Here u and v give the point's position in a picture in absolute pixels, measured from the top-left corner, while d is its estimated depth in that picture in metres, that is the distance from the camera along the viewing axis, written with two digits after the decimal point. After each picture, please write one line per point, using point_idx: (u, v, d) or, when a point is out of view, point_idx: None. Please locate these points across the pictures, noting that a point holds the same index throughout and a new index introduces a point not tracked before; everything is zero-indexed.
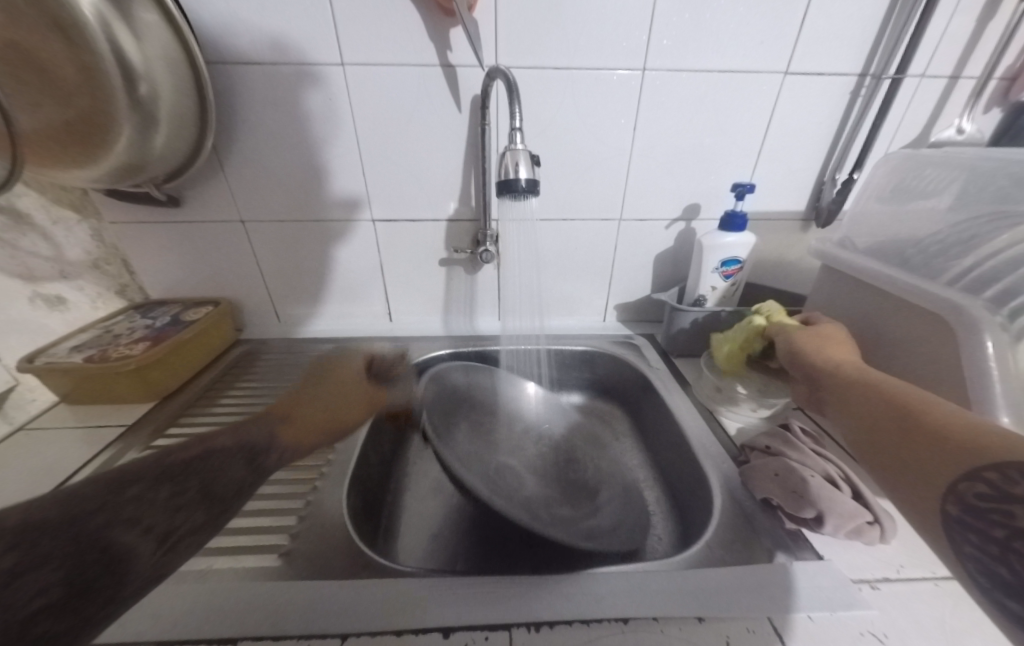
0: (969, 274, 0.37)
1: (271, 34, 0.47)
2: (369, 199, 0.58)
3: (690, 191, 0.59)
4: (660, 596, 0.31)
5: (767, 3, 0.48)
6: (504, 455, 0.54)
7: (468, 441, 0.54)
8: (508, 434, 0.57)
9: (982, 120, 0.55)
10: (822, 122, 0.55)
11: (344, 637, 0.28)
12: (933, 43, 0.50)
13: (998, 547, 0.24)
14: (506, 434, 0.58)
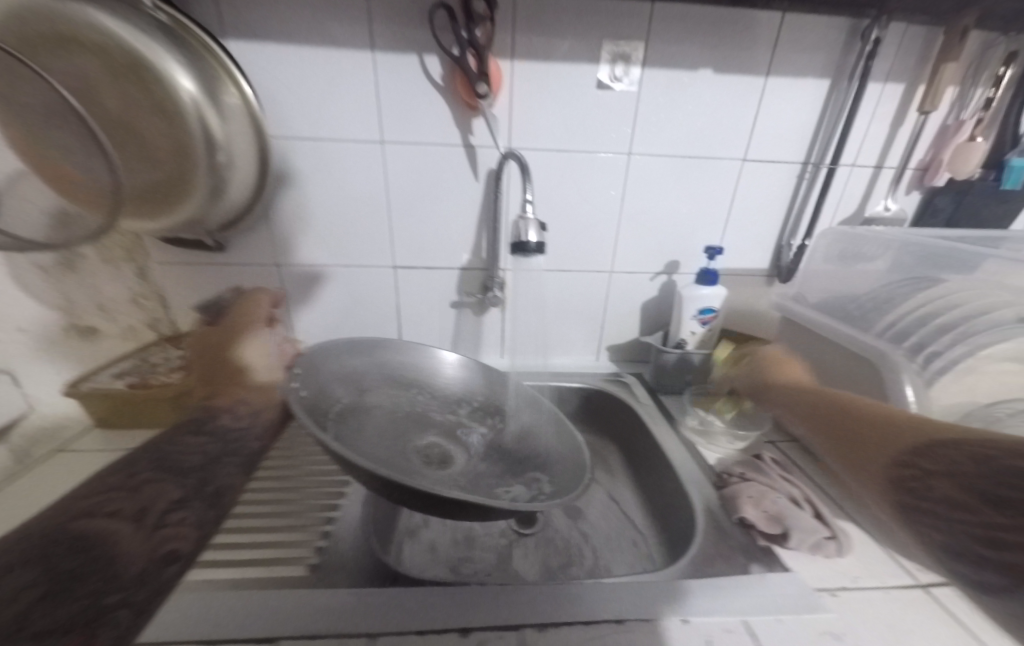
0: (895, 327, 0.46)
1: (324, 117, 0.57)
2: (393, 249, 0.66)
3: (670, 250, 0.69)
4: (653, 602, 0.35)
5: (725, 108, 0.60)
6: (425, 432, 0.55)
7: (374, 418, 0.53)
8: (393, 397, 0.56)
9: (905, 200, 0.67)
10: (777, 197, 0.66)
11: (372, 636, 0.32)
12: (858, 141, 0.63)
13: None
14: (424, 394, 0.57)
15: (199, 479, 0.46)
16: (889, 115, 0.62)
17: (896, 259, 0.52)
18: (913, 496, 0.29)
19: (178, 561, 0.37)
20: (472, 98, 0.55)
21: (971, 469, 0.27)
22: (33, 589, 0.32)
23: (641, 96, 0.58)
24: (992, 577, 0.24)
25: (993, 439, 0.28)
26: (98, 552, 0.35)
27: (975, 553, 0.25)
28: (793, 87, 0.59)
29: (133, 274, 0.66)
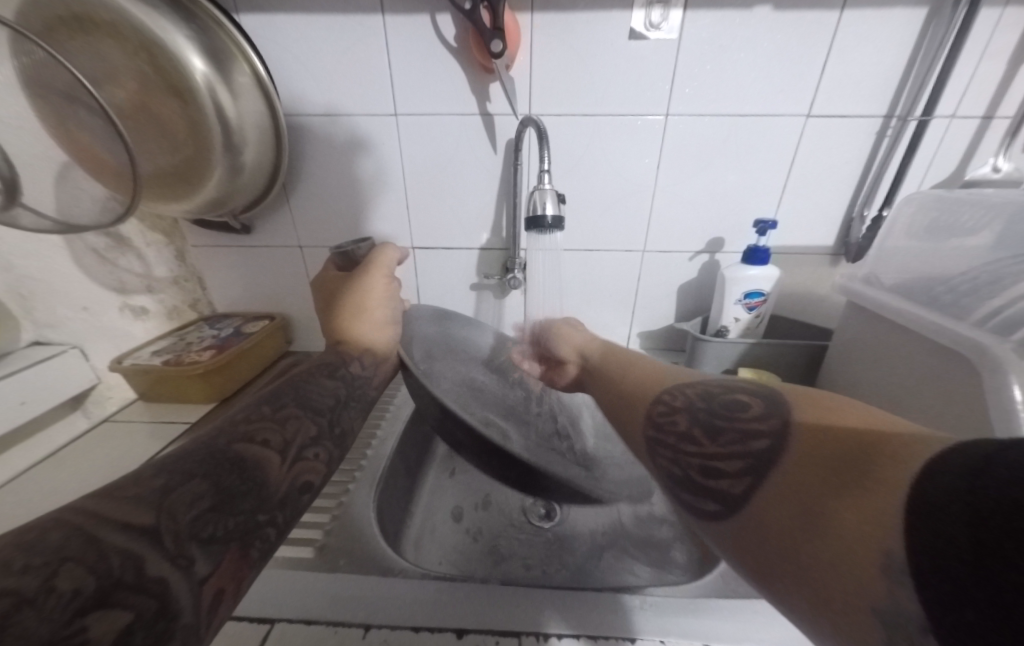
0: (999, 313, 0.37)
1: (337, 91, 0.55)
2: (411, 229, 0.64)
3: (713, 225, 0.61)
4: (670, 620, 0.31)
5: (785, 53, 0.51)
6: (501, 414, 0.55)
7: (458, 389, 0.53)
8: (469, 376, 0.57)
9: (1021, 158, 0.54)
10: (848, 160, 0.56)
11: (365, 628, 0.31)
12: (961, 85, 0.51)
13: (771, 530, 0.20)
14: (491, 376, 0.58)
15: (328, 416, 0.38)
16: (1007, 49, 0.49)
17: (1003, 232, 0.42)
18: (657, 430, 0.29)
19: (310, 491, 0.32)
20: (487, 59, 0.50)
21: (697, 410, 0.28)
22: (199, 492, 0.25)
23: (682, 46, 0.51)
24: (727, 485, 0.22)
25: (738, 385, 0.28)
26: (253, 471, 0.29)
27: (692, 480, 0.25)
28: (876, 21, 0.49)
29: (173, 257, 0.69)
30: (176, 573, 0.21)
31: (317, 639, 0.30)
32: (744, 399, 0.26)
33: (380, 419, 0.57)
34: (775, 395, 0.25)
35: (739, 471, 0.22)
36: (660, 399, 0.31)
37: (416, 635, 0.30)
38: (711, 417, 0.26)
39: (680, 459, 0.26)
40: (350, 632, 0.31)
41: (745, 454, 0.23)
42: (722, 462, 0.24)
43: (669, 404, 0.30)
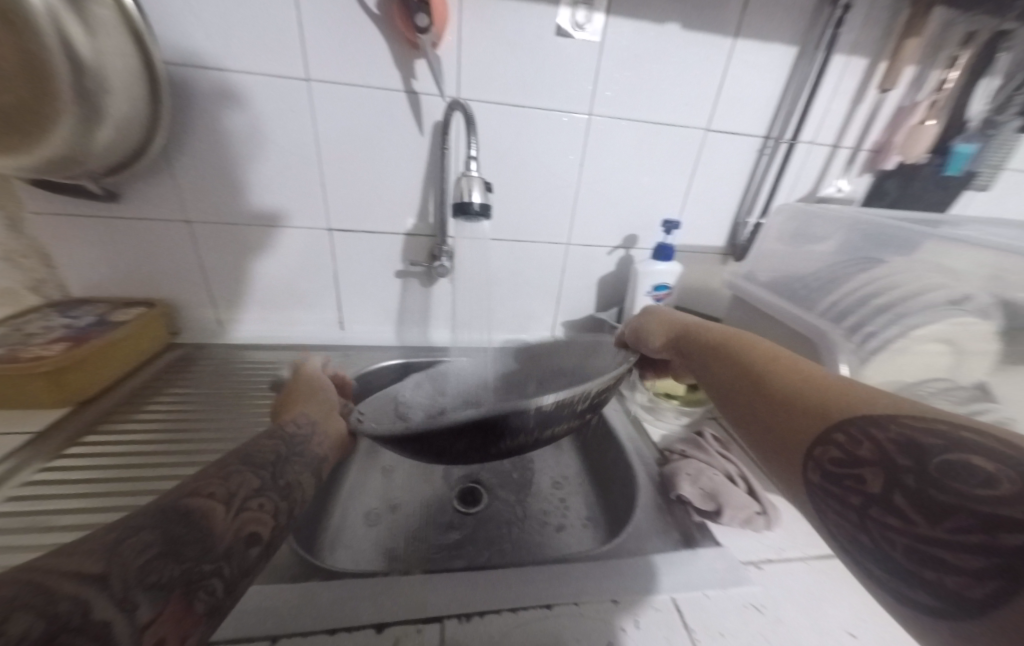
0: (837, 306, 0.46)
1: (234, 42, 0.47)
2: (327, 209, 0.59)
3: (628, 223, 0.66)
4: (584, 583, 0.34)
5: (690, 70, 0.56)
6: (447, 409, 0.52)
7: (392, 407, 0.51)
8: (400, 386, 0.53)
9: (856, 182, 0.68)
10: (737, 172, 0.64)
11: (274, 638, 0.29)
12: (819, 118, 0.62)
13: (856, 516, 0.23)
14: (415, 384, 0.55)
15: (276, 465, 0.31)
16: (850, 91, 0.60)
17: (846, 239, 0.51)
18: (826, 474, 0.24)
19: (260, 544, 0.26)
20: (411, 33, 0.47)
21: (896, 458, 0.22)
22: (143, 541, 0.21)
23: (604, 49, 0.53)
24: (960, 584, 0.18)
25: (941, 419, 0.21)
26: (200, 524, 0.23)
27: (886, 554, 0.21)
28: (760, 53, 0.56)
29: (3, 226, 0.54)
30: (119, 620, 0.18)
31: None
32: (973, 456, 0.19)
33: None
34: (1021, 457, 0.18)
35: (970, 570, 0.18)
36: (829, 430, 0.25)
37: (333, 636, 0.29)
38: (921, 478, 0.21)
39: (869, 524, 0.22)
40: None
41: (991, 550, 0.18)
42: (944, 551, 0.19)
43: (843, 442, 0.24)
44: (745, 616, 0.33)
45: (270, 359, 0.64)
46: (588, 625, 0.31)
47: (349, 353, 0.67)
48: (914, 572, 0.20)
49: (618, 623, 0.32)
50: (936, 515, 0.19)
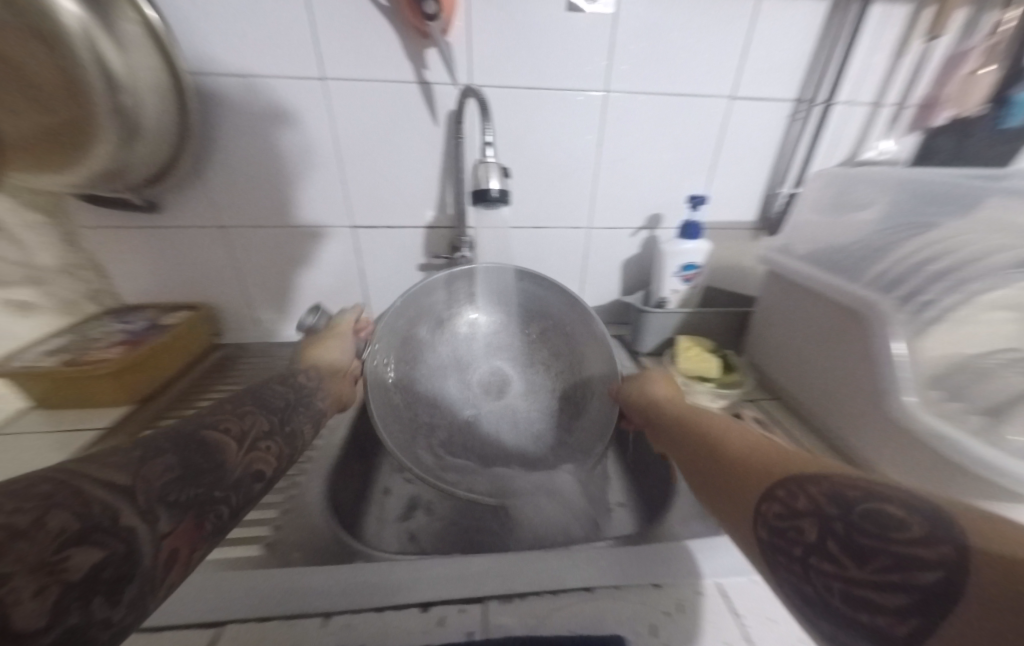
0: (886, 274, 0.43)
1: (255, 47, 0.49)
2: (349, 207, 0.60)
3: (652, 202, 0.64)
4: (624, 566, 0.34)
5: (712, 35, 0.53)
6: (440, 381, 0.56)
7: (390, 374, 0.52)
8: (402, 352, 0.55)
9: (901, 142, 0.63)
10: (767, 141, 0.61)
11: (326, 617, 0.30)
12: (856, 76, 0.57)
13: (799, 565, 0.22)
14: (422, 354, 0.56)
15: (280, 414, 0.36)
16: (891, 42, 0.56)
17: (896, 201, 0.46)
18: (771, 529, 0.23)
19: (263, 480, 0.30)
20: (422, 22, 0.47)
21: (827, 507, 0.22)
22: (166, 465, 0.25)
23: (619, 22, 0.51)
24: (886, 624, 0.18)
25: (862, 477, 0.22)
26: (215, 453, 0.28)
27: (834, 609, 0.20)
28: (789, 9, 0.53)
29: (60, 241, 0.58)
30: (143, 524, 0.22)
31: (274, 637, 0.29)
32: (888, 504, 0.20)
33: None
34: (931, 509, 0.19)
35: (905, 610, 0.17)
36: (772, 487, 0.25)
37: (381, 616, 0.30)
38: (848, 526, 0.21)
39: (811, 575, 0.21)
40: (310, 624, 0.29)
41: (909, 588, 0.18)
42: (872, 593, 0.19)
43: (783, 496, 0.24)
44: None
45: None
46: (630, 607, 0.31)
47: None
48: (849, 615, 0.19)
49: (661, 606, 0.31)
50: (863, 557, 0.19)
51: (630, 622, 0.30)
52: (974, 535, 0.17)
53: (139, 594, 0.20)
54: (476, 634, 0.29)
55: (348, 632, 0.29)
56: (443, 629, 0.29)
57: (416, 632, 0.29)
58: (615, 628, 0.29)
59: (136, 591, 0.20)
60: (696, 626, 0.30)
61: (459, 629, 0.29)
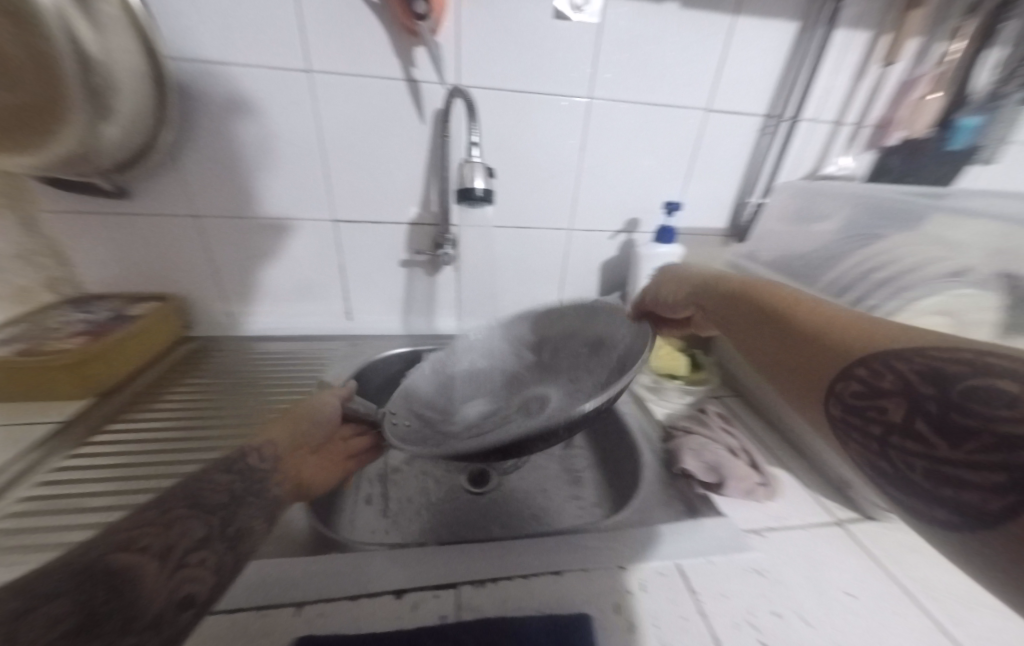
0: (838, 282, 0.47)
1: (235, 33, 0.48)
2: (330, 200, 0.59)
3: (630, 207, 0.66)
4: (591, 551, 0.36)
5: (690, 50, 0.56)
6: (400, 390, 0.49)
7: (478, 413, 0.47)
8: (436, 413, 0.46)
9: (859, 160, 0.67)
10: (738, 153, 0.64)
11: (298, 605, 0.30)
12: (821, 95, 0.61)
13: (877, 443, 0.24)
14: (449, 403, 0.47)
15: (222, 513, 0.29)
16: (852, 65, 0.60)
17: (851, 217, 0.50)
18: (847, 407, 0.26)
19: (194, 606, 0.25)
20: (410, 21, 0.48)
21: (920, 387, 0.22)
22: (55, 621, 0.20)
23: (602, 31, 0.53)
24: (978, 501, 0.19)
25: (967, 347, 0.21)
26: (125, 589, 0.23)
27: (919, 482, 0.22)
28: (761, 29, 0.56)
29: (18, 226, 0.55)
30: None
31: (246, 625, 0.29)
32: (998, 381, 0.19)
33: (303, 404, 0.55)
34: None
35: (992, 485, 0.19)
36: (850, 365, 0.26)
37: (354, 603, 0.31)
38: (944, 407, 0.21)
39: (891, 453, 0.23)
40: (281, 611, 0.30)
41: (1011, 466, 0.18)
42: (966, 471, 0.20)
43: (866, 375, 0.25)
44: (746, 579, 0.35)
45: (281, 350, 0.66)
46: (596, 588, 0.33)
47: (357, 342, 0.69)
48: (934, 489, 0.21)
49: (625, 587, 0.33)
50: (959, 438, 0.20)
51: (595, 601, 0.32)
52: None
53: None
54: (449, 617, 0.30)
55: (321, 619, 0.29)
56: (416, 614, 0.30)
57: (390, 618, 0.30)
58: (581, 607, 0.31)
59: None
60: (656, 604, 0.32)
61: (431, 614, 0.30)
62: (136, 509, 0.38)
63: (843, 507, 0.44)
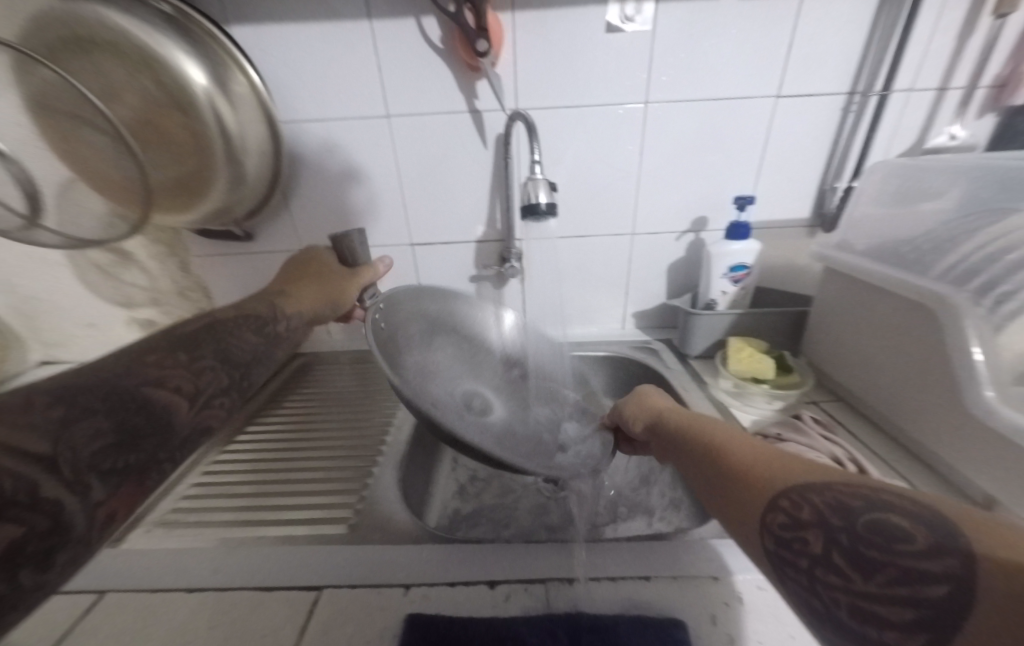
0: (959, 266, 0.41)
1: (328, 94, 0.56)
2: (408, 226, 0.66)
3: (696, 206, 0.64)
4: (679, 557, 0.35)
5: (753, 39, 0.54)
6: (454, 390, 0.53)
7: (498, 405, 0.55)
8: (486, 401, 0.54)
9: (975, 125, 0.59)
10: (819, 136, 0.60)
11: (405, 588, 0.34)
12: (916, 61, 0.55)
13: (806, 578, 0.20)
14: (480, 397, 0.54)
15: (241, 371, 0.40)
16: (955, 23, 0.53)
17: (970, 192, 0.44)
18: (776, 542, 0.22)
19: (209, 435, 0.35)
20: (473, 58, 0.53)
21: (831, 517, 0.21)
22: (102, 430, 0.28)
23: (657, 37, 0.54)
24: (900, 644, 0.16)
25: (871, 485, 0.21)
26: (160, 415, 0.31)
27: (842, 624, 0.19)
28: (834, 3, 0.52)
29: (177, 268, 0.70)
30: (72, 494, 0.24)
31: (364, 601, 0.33)
32: (893, 516, 0.19)
33: (394, 412, 0.60)
34: (930, 511, 0.19)
35: (905, 625, 0.17)
36: (774, 496, 0.23)
37: (451, 590, 0.33)
38: (855, 540, 0.20)
39: (815, 585, 0.20)
40: (391, 592, 0.34)
41: (918, 603, 0.17)
42: (882, 611, 0.17)
43: (787, 508, 0.23)
44: None
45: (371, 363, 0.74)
46: (687, 595, 0.32)
47: None
48: (855, 632, 0.18)
49: (719, 597, 0.32)
50: (869, 569, 0.18)
51: (687, 609, 0.31)
52: (974, 540, 0.17)
53: (74, 556, 0.23)
54: (539, 611, 0.32)
55: (424, 602, 0.33)
56: (508, 605, 0.32)
57: (484, 606, 0.32)
58: (671, 613, 0.31)
59: (70, 554, 0.23)
60: (756, 617, 0.30)
61: (522, 606, 0.32)
62: (269, 497, 0.46)
63: None
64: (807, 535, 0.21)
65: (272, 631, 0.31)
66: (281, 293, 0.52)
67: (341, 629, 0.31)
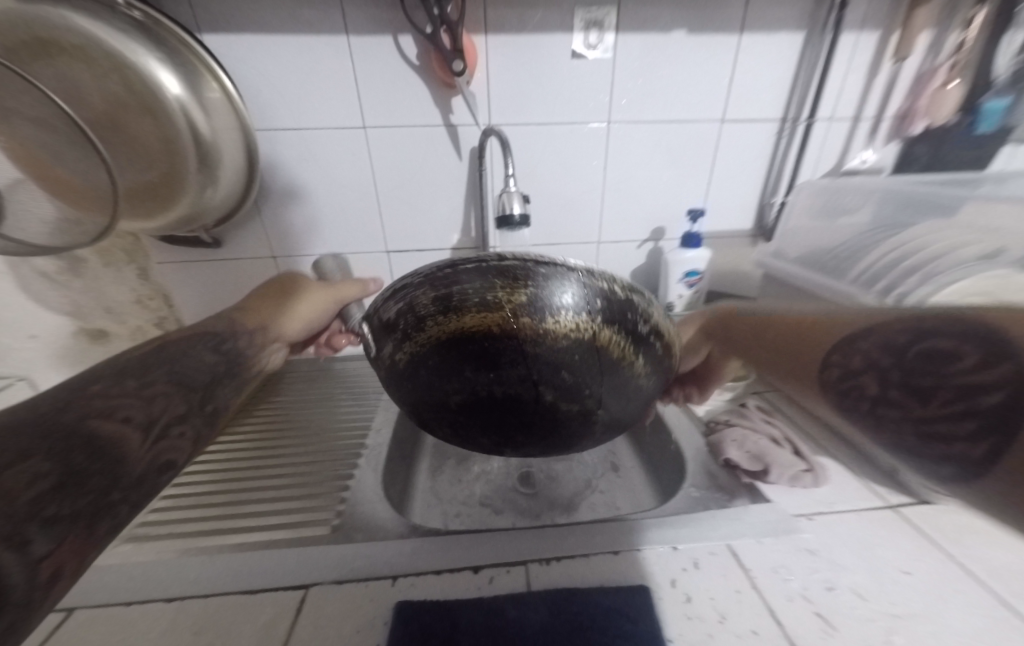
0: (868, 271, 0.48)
1: (302, 103, 0.57)
2: (383, 232, 0.67)
3: (655, 217, 0.70)
4: (644, 532, 0.39)
5: (699, 70, 0.61)
6: None
7: None
8: None
9: (883, 150, 0.68)
10: (758, 157, 0.67)
11: (393, 578, 0.35)
12: (834, 94, 0.64)
13: (870, 415, 0.30)
14: None
15: (202, 392, 0.37)
16: (864, 64, 0.62)
17: (878, 210, 0.54)
18: (837, 393, 0.32)
19: (172, 470, 0.31)
20: (449, 76, 0.56)
21: (883, 360, 0.30)
22: (48, 468, 0.24)
23: (616, 64, 0.59)
24: (964, 449, 0.23)
25: (909, 320, 0.30)
26: (115, 452, 0.28)
27: (913, 443, 0.26)
28: (767, 42, 0.59)
29: (134, 276, 0.67)
30: (13, 549, 0.20)
31: (353, 593, 0.34)
32: (934, 343, 0.27)
33: (371, 416, 0.61)
34: (962, 329, 0.26)
35: (969, 433, 0.23)
36: (829, 361, 0.33)
37: (438, 576, 0.36)
38: (906, 374, 0.28)
39: (877, 411, 0.29)
40: (380, 583, 0.35)
41: (974, 412, 0.23)
42: (942, 424, 0.25)
43: (842, 364, 0.32)
44: (798, 557, 0.36)
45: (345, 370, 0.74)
46: (651, 564, 0.36)
47: None
48: (926, 451, 0.25)
49: (678, 564, 0.36)
50: (927, 396, 0.27)
51: (651, 576, 0.35)
52: (998, 326, 0.25)
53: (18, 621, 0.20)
54: (521, 590, 0.34)
55: (412, 589, 0.34)
56: (492, 586, 0.35)
57: (470, 589, 0.35)
58: (638, 581, 0.34)
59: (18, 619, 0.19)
60: (709, 578, 0.35)
61: (505, 586, 0.35)
62: (247, 503, 0.45)
63: (898, 491, 0.44)
64: (866, 380, 0.30)
65: (261, 629, 0.32)
66: (243, 312, 0.52)
67: (332, 621, 0.32)
